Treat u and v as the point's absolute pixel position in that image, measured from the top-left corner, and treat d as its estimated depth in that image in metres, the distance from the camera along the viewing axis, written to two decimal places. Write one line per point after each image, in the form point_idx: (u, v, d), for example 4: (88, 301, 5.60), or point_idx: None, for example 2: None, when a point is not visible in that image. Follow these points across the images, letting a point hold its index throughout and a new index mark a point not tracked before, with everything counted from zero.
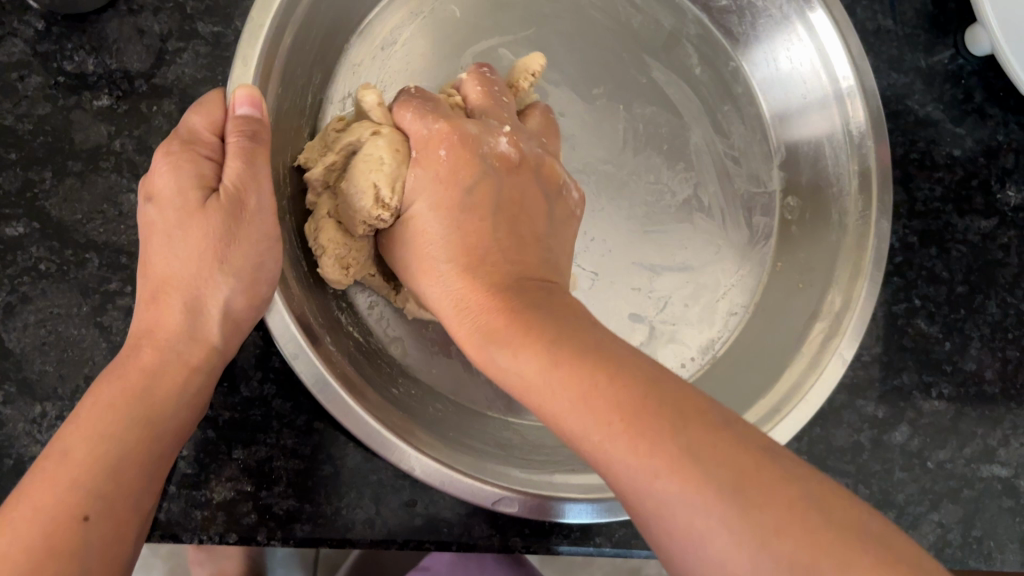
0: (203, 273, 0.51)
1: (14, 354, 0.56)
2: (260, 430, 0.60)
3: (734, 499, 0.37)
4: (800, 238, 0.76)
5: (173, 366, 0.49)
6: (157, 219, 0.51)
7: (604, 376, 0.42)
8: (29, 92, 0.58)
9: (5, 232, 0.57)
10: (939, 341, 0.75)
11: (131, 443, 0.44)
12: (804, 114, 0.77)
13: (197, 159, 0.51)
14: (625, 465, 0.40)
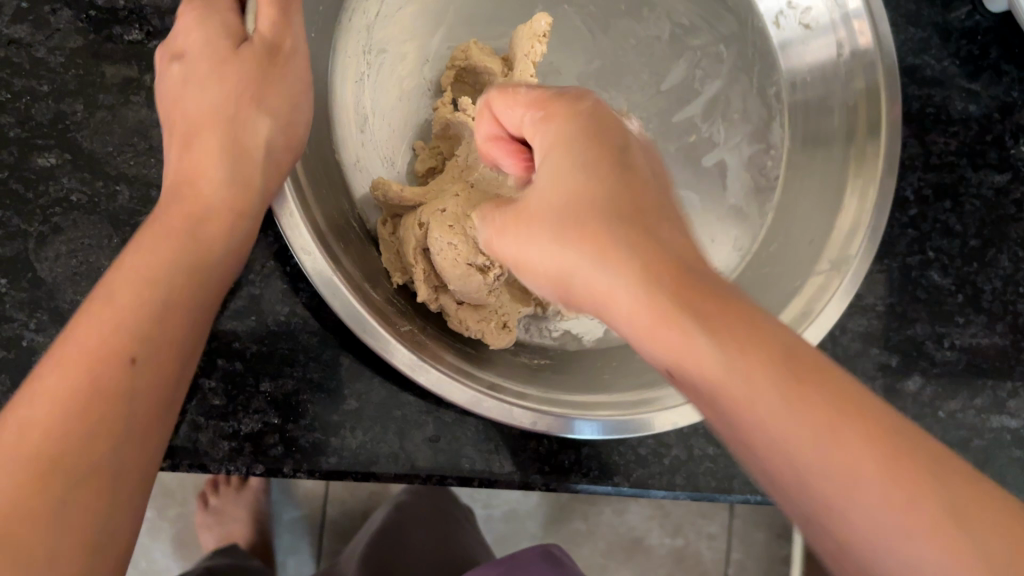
0: (238, 114, 0.53)
1: (46, 284, 0.57)
2: (287, 364, 0.61)
3: (859, 453, 0.30)
4: (828, 165, 0.67)
5: (201, 246, 0.48)
6: (186, 71, 0.53)
7: (676, 274, 0.34)
8: (61, 26, 0.59)
9: (37, 164, 0.58)
10: (952, 293, 0.76)
11: (170, 299, 0.44)
12: (814, 42, 0.67)
13: (223, 13, 0.54)
14: (696, 371, 0.32)
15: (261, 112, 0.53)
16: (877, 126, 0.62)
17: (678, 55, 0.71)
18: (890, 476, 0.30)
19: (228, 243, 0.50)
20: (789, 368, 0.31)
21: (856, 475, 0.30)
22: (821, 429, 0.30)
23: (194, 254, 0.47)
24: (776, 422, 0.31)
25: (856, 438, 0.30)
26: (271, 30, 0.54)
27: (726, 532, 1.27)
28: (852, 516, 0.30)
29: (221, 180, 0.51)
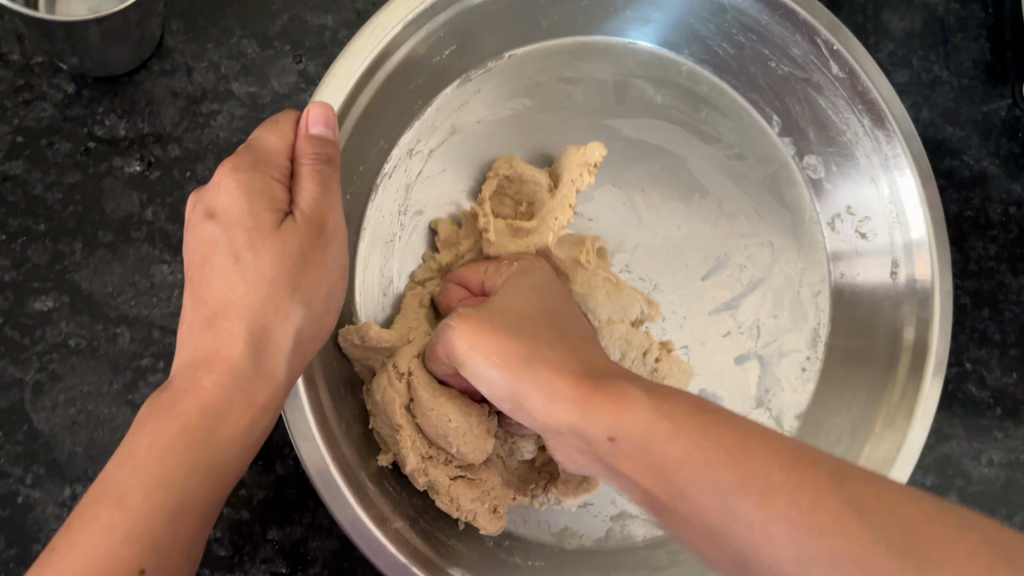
0: (272, 298, 0.50)
1: (43, 435, 0.54)
2: (296, 509, 0.58)
3: (849, 529, 0.33)
4: (885, 327, 0.63)
5: (232, 413, 0.47)
6: (221, 235, 0.49)
7: (733, 444, 0.37)
8: (59, 160, 0.56)
9: (33, 307, 0.55)
10: (990, 406, 0.72)
11: (187, 484, 0.43)
12: (859, 208, 0.65)
13: (269, 182, 0.50)
14: (727, 508, 0.36)
15: (294, 303, 0.51)
16: (924, 349, 0.58)
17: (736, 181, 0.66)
18: (808, 515, 0.34)
19: (241, 440, 0.48)
20: (796, 476, 0.35)
21: (773, 544, 0.34)
22: (807, 532, 0.34)
23: (206, 445, 0.45)
24: (728, 512, 0.36)
25: (793, 498, 0.34)
26: (316, 204, 0.51)
27: None
28: (783, 551, 0.34)
29: (250, 345, 0.49)
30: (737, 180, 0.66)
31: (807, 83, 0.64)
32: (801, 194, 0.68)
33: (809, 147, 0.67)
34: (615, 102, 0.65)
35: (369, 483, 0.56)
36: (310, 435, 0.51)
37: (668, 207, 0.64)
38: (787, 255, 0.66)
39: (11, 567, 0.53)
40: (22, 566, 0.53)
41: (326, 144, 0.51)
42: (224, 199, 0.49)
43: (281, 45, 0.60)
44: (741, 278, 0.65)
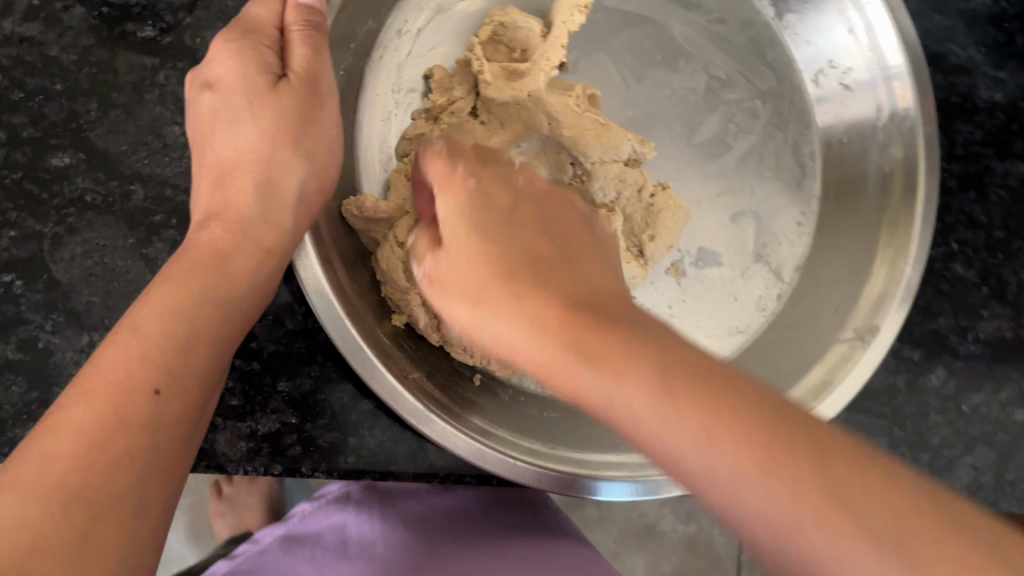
0: (278, 152, 0.52)
1: (62, 285, 0.56)
2: (305, 363, 0.60)
3: (700, 405, 0.30)
4: (874, 173, 0.66)
5: (240, 259, 0.49)
6: (221, 103, 0.52)
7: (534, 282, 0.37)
8: (74, 24, 0.58)
9: (51, 163, 0.57)
10: (976, 286, 0.75)
11: (201, 325, 0.46)
12: (838, 60, 0.67)
13: (261, 48, 0.53)
14: (503, 324, 0.36)
15: (296, 157, 0.52)
16: (914, 177, 0.63)
17: (716, 45, 0.68)
18: (761, 452, 0.29)
19: (252, 283, 0.50)
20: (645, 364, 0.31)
21: (631, 410, 0.31)
22: (622, 382, 0.32)
23: (216, 289, 0.47)
24: (528, 332, 0.35)
25: (738, 416, 0.30)
26: (309, 66, 0.53)
27: None
28: (700, 472, 0.30)
29: (258, 194, 0.51)
30: (719, 43, 0.68)
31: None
32: (784, 54, 0.70)
33: (788, 9, 0.69)
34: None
35: (383, 336, 0.57)
36: (321, 284, 0.54)
37: (654, 72, 0.66)
38: (773, 115, 0.69)
39: (34, 408, 0.55)
40: (44, 408, 0.55)
41: (314, 15, 0.54)
42: (223, 69, 0.53)
43: None
44: (733, 142, 0.68)
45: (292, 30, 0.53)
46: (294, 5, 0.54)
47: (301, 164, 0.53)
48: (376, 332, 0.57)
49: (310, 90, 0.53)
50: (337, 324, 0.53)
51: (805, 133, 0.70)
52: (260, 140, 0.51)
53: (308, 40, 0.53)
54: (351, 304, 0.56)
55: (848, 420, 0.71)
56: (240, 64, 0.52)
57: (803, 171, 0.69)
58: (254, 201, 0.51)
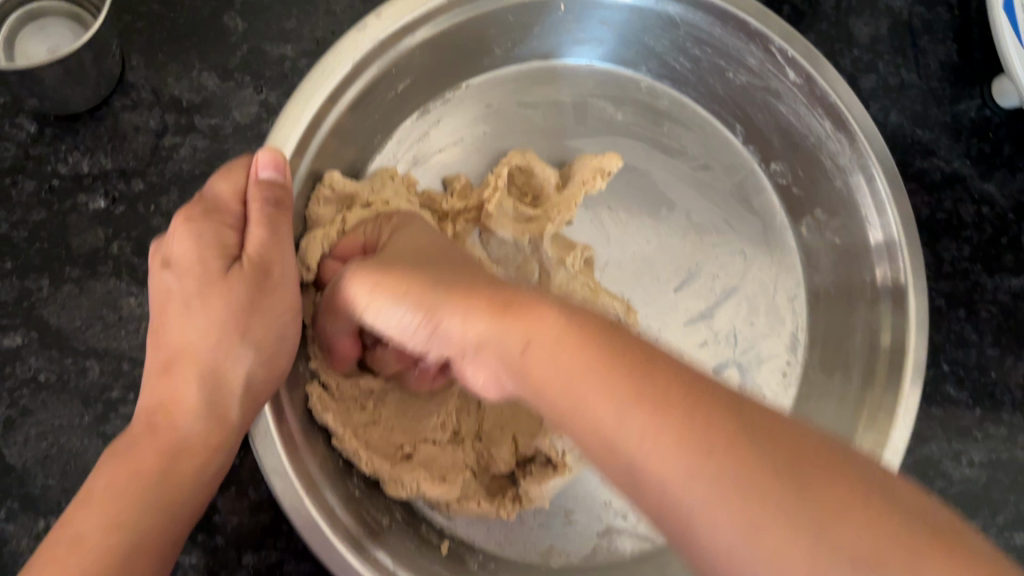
0: (226, 342, 0.50)
1: (16, 469, 0.55)
2: (270, 534, 0.59)
3: (659, 424, 0.34)
4: (861, 332, 0.65)
5: (187, 450, 0.48)
6: (178, 287, 0.50)
7: (513, 315, 0.42)
8: (24, 198, 0.57)
9: (3, 344, 0.56)
10: (969, 406, 0.72)
11: (147, 528, 0.45)
12: (827, 218, 0.67)
13: (220, 229, 0.51)
14: (544, 367, 0.39)
15: (245, 346, 0.50)
16: (901, 351, 0.60)
17: (701, 193, 0.68)
18: (719, 456, 0.32)
19: (201, 474, 0.49)
20: (600, 353, 0.38)
21: (620, 430, 0.35)
22: (628, 396, 0.35)
23: (160, 482, 0.46)
24: (581, 398, 0.37)
25: (707, 445, 0.32)
26: (264, 250, 0.51)
27: None
28: (694, 495, 0.32)
29: (203, 389, 0.50)
30: (700, 189, 0.68)
31: (768, 101, 0.66)
32: (767, 201, 0.70)
33: (773, 155, 0.69)
34: (574, 126, 0.66)
35: (344, 513, 0.55)
36: (282, 469, 0.51)
37: (634, 220, 0.66)
38: (760, 259, 0.69)
39: None
40: None
41: (275, 190, 0.52)
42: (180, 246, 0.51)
43: (242, 77, 0.60)
44: (715, 292, 0.67)
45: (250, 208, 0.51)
46: (255, 178, 0.52)
47: (250, 351, 0.50)
48: (347, 520, 0.55)
49: (261, 279, 0.51)
50: (304, 514, 0.51)
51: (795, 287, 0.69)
52: (211, 330, 0.50)
53: (264, 221, 0.51)
54: (313, 486, 0.53)
55: None
56: (190, 246, 0.50)
57: (791, 320, 0.68)
58: (198, 394, 0.49)
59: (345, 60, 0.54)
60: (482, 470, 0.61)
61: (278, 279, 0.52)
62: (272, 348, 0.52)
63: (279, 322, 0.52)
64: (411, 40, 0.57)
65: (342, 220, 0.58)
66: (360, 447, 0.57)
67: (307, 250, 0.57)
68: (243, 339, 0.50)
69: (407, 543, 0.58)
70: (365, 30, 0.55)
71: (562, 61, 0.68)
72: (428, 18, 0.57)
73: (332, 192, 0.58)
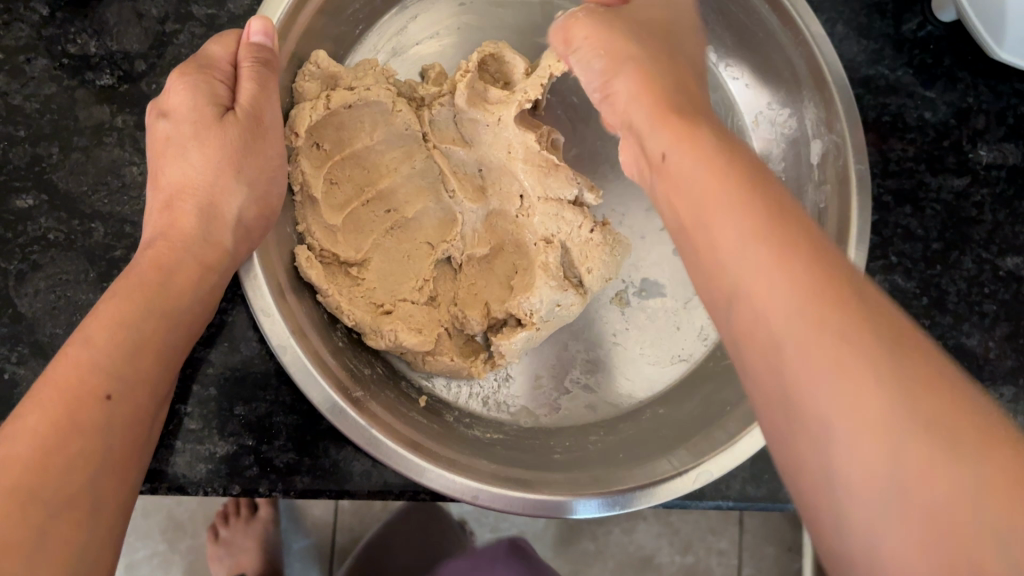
0: (220, 180, 0.55)
1: (26, 318, 0.60)
2: (260, 388, 0.63)
3: (757, 243, 0.34)
4: (809, 207, 0.72)
5: (184, 270, 0.52)
6: (174, 133, 0.55)
7: (692, 144, 0.42)
8: (36, 74, 0.62)
9: (16, 205, 0.61)
10: (916, 296, 0.77)
11: (149, 332, 0.48)
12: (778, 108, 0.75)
13: (212, 81, 0.55)
14: (695, 169, 0.40)
15: (240, 184, 0.55)
16: (852, 201, 0.68)
17: None
18: (804, 274, 0.33)
19: (196, 295, 0.52)
20: (716, 178, 0.38)
21: (736, 266, 0.35)
22: (761, 270, 0.34)
23: (161, 297, 0.50)
24: (695, 181, 0.40)
25: (793, 242, 0.34)
26: (254, 101, 0.55)
27: (736, 548, 1.19)
28: (779, 318, 0.32)
29: (200, 221, 0.54)
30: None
31: (719, 3, 0.73)
32: (727, 96, 0.78)
33: (728, 55, 0.77)
34: (541, 20, 0.71)
35: (331, 360, 0.59)
36: (271, 310, 0.55)
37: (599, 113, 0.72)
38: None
39: None
40: None
41: (264, 51, 0.56)
42: (176, 98, 0.55)
43: None
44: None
45: (242, 67, 0.55)
46: (247, 43, 0.56)
47: (244, 189, 0.55)
48: (334, 367, 0.59)
49: (253, 125, 0.55)
50: (290, 351, 0.55)
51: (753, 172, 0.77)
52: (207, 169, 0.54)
53: (256, 77, 0.55)
54: (300, 330, 0.57)
55: None
56: (184, 97, 0.54)
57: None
58: (196, 224, 0.54)
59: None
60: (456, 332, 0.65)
61: (266, 127, 0.57)
62: (263, 190, 0.57)
63: (272, 171, 0.57)
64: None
65: (326, 95, 0.60)
66: (344, 303, 0.61)
67: (296, 117, 0.60)
68: (238, 176, 0.55)
69: (391, 395, 0.62)
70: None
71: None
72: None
73: (317, 70, 0.61)
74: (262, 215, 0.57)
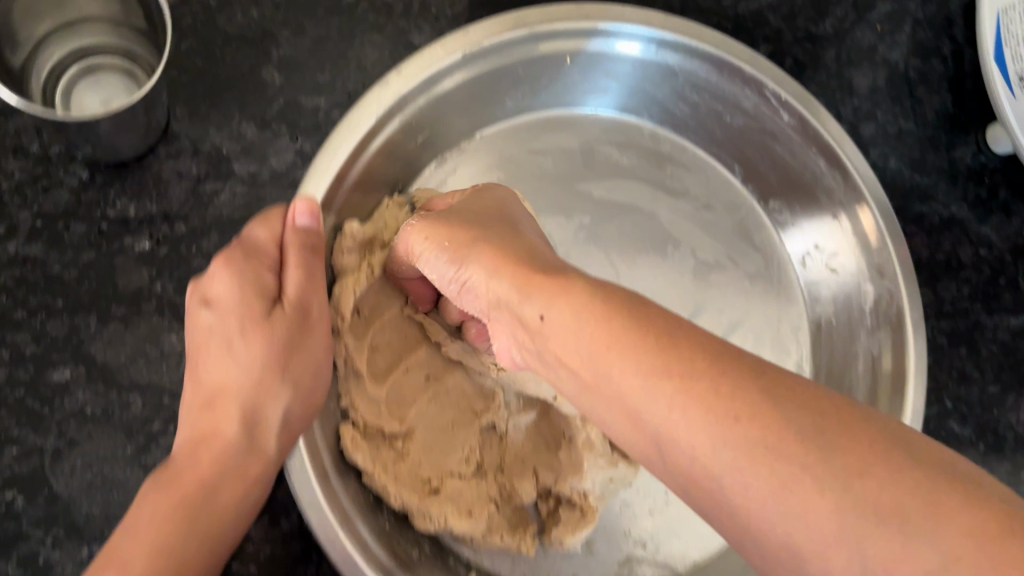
0: (263, 380, 0.54)
1: (62, 498, 0.58)
2: (300, 563, 0.61)
3: (773, 468, 0.35)
4: (863, 355, 0.67)
5: (225, 483, 0.51)
6: (218, 325, 0.54)
7: (660, 340, 0.40)
8: (74, 241, 0.60)
9: (53, 379, 0.59)
10: (973, 442, 0.75)
11: (185, 553, 0.47)
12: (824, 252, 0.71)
13: (259, 270, 0.56)
14: (653, 408, 0.39)
15: (283, 383, 0.54)
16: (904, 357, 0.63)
17: (705, 229, 0.71)
18: (766, 444, 0.35)
19: (233, 509, 0.51)
20: (700, 378, 0.38)
21: (719, 470, 0.37)
22: (721, 445, 0.36)
23: (202, 514, 0.49)
24: (638, 384, 0.40)
25: (737, 410, 0.37)
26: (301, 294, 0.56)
27: None
28: (744, 490, 0.35)
29: (243, 425, 0.53)
30: (704, 227, 0.71)
31: (766, 140, 0.70)
32: (770, 237, 0.73)
33: (771, 193, 0.73)
34: (581, 168, 0.70)
35: (377, 545, 0.57)
36: (317, 502, 0.54)
37: (643, 259, 0.69)
38: (764, 294, 0.72)
39: None
40: None
41: (310, 234, 0.56)
42: (220, 287, 0.55)
43: (278, 126, 0.64)
44: (724, 323, 0.70)
45: (289, 254, 0.56)
46: (292, 225, 0.56)
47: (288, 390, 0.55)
48: (378, 550, 0.57)
49: (300, 317, 0.56)
50: (333, 539, 0.54)
51: (799, 321, 0.72)
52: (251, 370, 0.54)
53: (301, 265, 0.56)
54: (343, 513, 0.56)
55: None
56: (227, 288, 0.55)
57: (794, 355, 0.71)
58: (239, 429, 0.53)
59: (370, 113, 0.59)
60: (504, 502, 0.63)
61: (312, 318, 0.57)
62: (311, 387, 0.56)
63: (316, 366, 0.56)
64: (432, 93, 0.62)
65: (367, 265, 0.61)
66: (390, 482, 0.60)
67: (341, 295, 0.60)
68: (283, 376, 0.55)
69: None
70: (390, 86, 0.60)
71: (568, 107, 0.72)
72: (448, 72, 0.62)
73: (354, 242, 0.61)
74: (305, 411, 0.56)
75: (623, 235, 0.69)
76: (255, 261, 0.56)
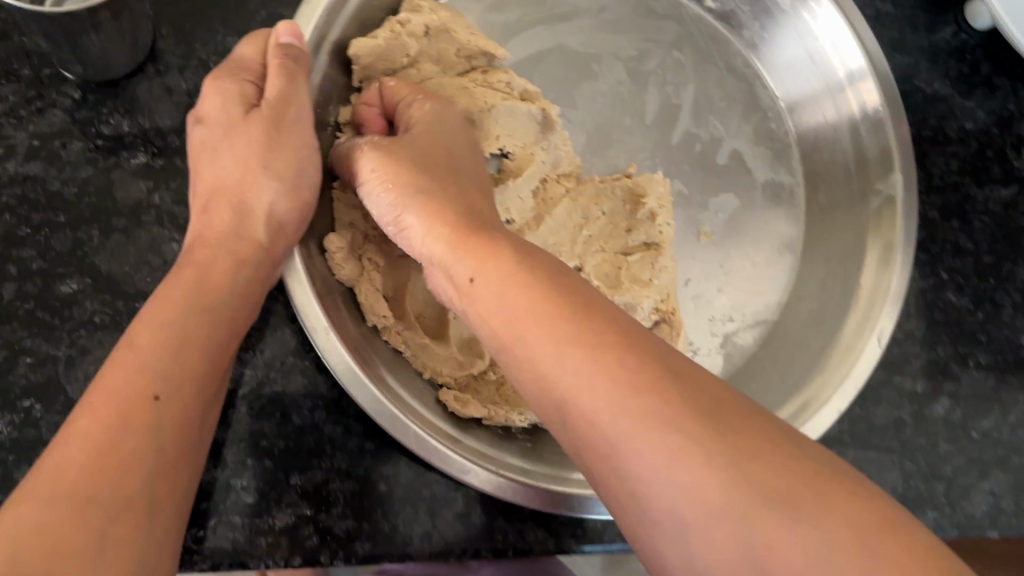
0: (250, 180, 0.56)
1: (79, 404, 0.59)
2: (315, 455, 0.62)
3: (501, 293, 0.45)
4: (854, 176, 0.73)
5: (217, 281, 0.52)
6: (207, 135, 0.57)
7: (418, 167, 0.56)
8: (72, 158, 0.62)
9: (60, 290, 0.60)
10: (971, 311, 0.75)
11: (191, 338, 0.48)
12: (809, 93, 0.76)
13: (241, 83, 0.58)
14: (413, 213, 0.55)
15: (268, 179, 0.56)
16: (893, 203, 0.68)
17: (686, 79, 0.74)
18: (577, 345, 0.41)
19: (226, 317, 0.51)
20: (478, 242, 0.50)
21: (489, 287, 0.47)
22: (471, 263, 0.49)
23: (206, 297, 0.50)
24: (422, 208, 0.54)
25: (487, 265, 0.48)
26: (279, 94, 0.56)
27: None
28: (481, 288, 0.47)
29: (234, 221, 0.55)
30: (698, 70, 0.75)
31: None
32: (746, 63, 0.77)
33: (748, 32, 0.77)
34: (503, 38, 0.70)
35: (428, 412, 0.60)
36: (329, 341, 0.55)
37: (617, 118, 0.71)
38: (754, 124, 0.76)
39: None
40: None
41: (294, 49, 0.57)
42: (208, 103, 0.57)
43: None
44: (716, 158, 0.73)
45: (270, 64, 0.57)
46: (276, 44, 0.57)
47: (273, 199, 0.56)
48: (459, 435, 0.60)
49: (281, 119, 0.56)
50: (352, 377, 0.55)
51: (788, 151, 0.76)
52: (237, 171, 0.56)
53: (284, 72, 0.56)
54: (372, 371, 0.58)
55: (857, 459, 0.71)
56: (221, 94, 0.57)
57: (787, 188, 0.75)
58: (230, 223, 0.55)
59: None
60: None
61: (298, 132, 0.57)
62: (294, 182, 0.57)
63: (306, 159, 0.58)
64: (344, 5, 0.61)
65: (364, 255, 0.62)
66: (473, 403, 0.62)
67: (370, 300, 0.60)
68: (266, 172, 0.56)
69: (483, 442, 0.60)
70: (310, 4, 0.60)
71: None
72: None
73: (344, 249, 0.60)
74: (292, 205, 0.57)
75: (598, 81, 0.71)
76: (243, 71, 0.58)
